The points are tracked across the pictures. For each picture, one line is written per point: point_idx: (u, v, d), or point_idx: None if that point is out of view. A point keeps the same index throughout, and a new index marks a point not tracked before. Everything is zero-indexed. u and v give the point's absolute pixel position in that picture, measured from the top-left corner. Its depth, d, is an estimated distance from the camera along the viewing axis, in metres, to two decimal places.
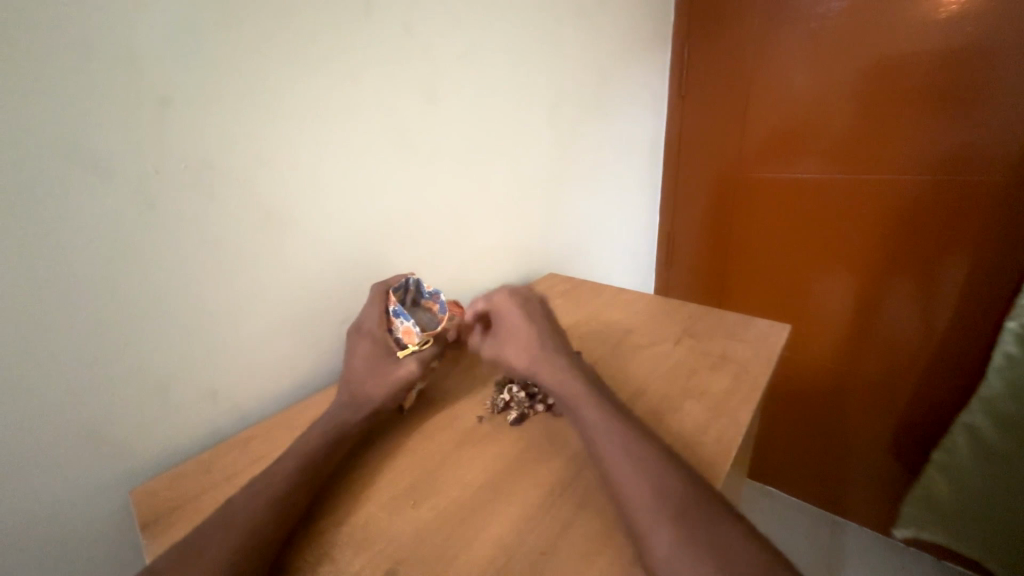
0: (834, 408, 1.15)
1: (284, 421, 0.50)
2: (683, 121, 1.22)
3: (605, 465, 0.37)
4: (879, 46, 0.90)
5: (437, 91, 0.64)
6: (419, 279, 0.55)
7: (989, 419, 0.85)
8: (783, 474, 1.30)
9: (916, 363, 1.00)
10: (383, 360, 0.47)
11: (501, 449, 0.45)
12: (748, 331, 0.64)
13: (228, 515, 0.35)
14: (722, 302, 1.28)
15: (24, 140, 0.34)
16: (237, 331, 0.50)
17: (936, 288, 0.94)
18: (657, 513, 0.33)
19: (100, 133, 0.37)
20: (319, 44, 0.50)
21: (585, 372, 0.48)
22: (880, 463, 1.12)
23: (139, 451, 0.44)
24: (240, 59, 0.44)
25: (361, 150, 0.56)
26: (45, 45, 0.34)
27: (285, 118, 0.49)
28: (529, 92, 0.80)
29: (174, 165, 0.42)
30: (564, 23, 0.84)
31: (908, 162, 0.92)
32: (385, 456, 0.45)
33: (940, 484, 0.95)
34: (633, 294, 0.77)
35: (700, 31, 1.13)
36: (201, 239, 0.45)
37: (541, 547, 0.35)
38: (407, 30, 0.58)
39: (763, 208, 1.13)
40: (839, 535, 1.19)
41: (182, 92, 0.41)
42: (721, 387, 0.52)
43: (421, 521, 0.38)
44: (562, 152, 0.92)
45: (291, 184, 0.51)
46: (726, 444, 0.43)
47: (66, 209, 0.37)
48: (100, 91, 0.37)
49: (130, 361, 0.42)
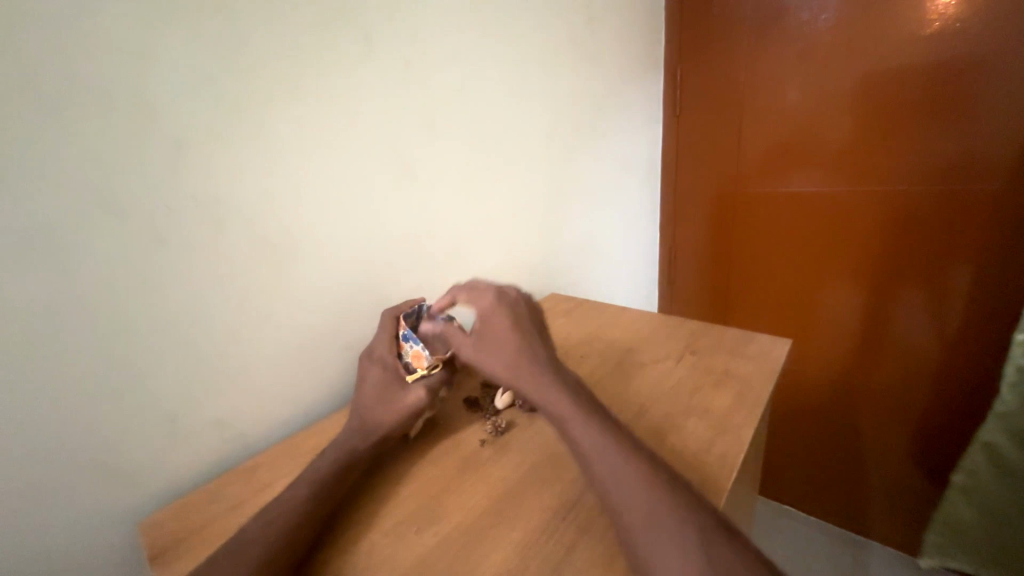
0: (847, 423, 1.12)
1: (288, 450, 0.51)
2: (679, 139, 1.25)
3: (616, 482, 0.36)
4: (865, 66, 0.94)
5: (437, 121, 0.67)
6: (433, 306, 0.55)
7: (1007, 436, 0.82)
8: (799, 493, 1.26)
9: (930, 373, 0.98)
10: (390, 386, 0.48)
11: (504, 472, 0.46)
12: (751, 347, 0.63)
13: (232, 546, 0.35)
14: (727, 317, 1.27)
15: (48, 188, 0.37)
16: (242, 360, 0.51)
17: (945, 295, 0.93)
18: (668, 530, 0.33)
19: (117, 176, 0.40)
20: (323, 86, 0.53)
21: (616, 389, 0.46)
22: (902, 479, 1.08)
23: (144, 484, 0.45)
24: (248, 101, 0.48)
25: (367, 181, 0.59)
26: (65, 103, 0.37)
27: (290, 153, 0.52)
28: (526, 118, 0.83)
29: (183, 202, 0.44)
30: (559, 53, 0.88)
31: (906, 172, 0.93)
32: (391, 483, 0.45)
33: (964, 508, 0.91)
34: (635, 312, 0.78)
35: (692, 54, 1.17)
36: (208, 271, 0.47)
37: (544, 573, 0.35)
38: (407, 66, 0.62)
39: (764, 221, 1.14)
40: (864, 558, 1.14)
41: (195, 135, 0.44)
42: (725, 403, 0.52)
43: (422, 548, 0.38)
44: (562, 170, 0.94)
45: (297, 213, 0.53)
46: (732, 462, 0.43)
47: (80, 249, 0.39)
48: (116, 141, 0.40)
49: (139, 391, 0.44)
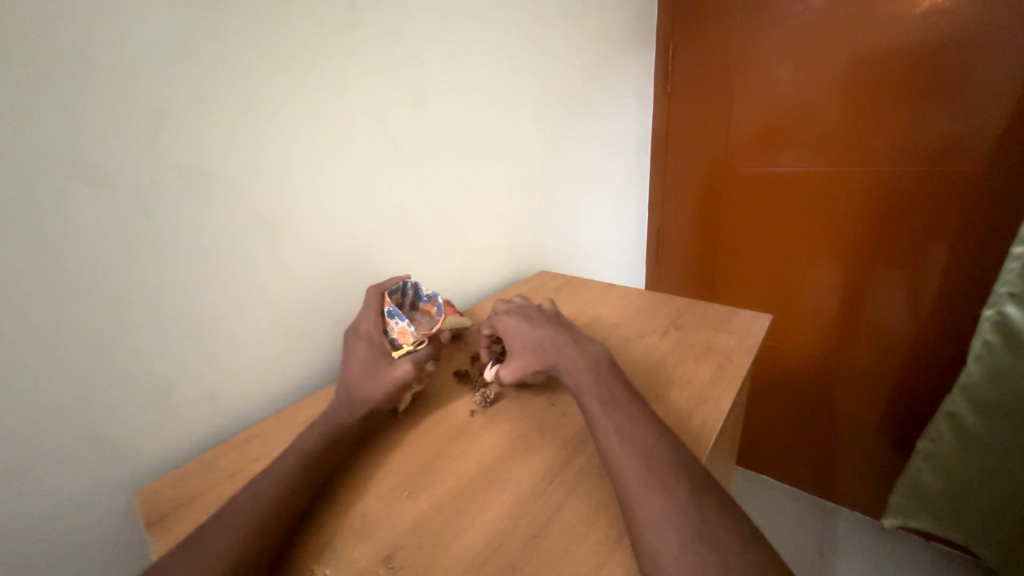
0: (822, 396, 1.18)
1: (281, 421, 0.52)
2: (671, 116, 1.24)
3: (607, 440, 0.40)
4: (860, 43, 0.93)
5: (425, 93, 0.65)
6: (416, 283, 0.57)
7: (970, 406, 0.87)
8: (775, 462, 1.33)
9: (903, 349, 1.03)
10: (377, 360, 0.48)
11: (495, 439, 0.47)
12: (733, 322, 0.66)
13: (231, 511, 0.36)
14: (713, 295, 1.30)
15: (21, 155, 0.35)
16: (233, 333, 0.51)
17: (921, 275, 0.97)
18: (652, 484, 0.35)
19: (95, 142, 0.38)
20: (307, 54, 0.51)
21: (605, 356, 0.50)
22: (870, 448, 1.14)
23: (139, 455, 0.46)
24: (229, 67, 0.45)
25: (356, 153, 0.58)
26: (32, 63, 0.35)
27: (274, 124, 0.50)
28: (517, 92, 0.81)
29: (168, 172, 0.43)
30: (551, 24, 0.86)
31: (892, 153, 0.95)
32: (384, 451, 0.46)
33: (927, 473, 0.97)
34: (622, 289, 0.79)
35: (686, 28, 1.14)
36: (196, 245, 0.46)
37: (534, 530, 0.37)
38: (395, 34, 0.60)
39: (752, 201, 1.15)
40: (831, 521, 1.22)
41: (176, 102, 0.42)
42: (706, 375, 0.54)
43: (417, 509, 0.40)
44: (553, 149, 0.94)
45: (284, 187, 0.52)
46: (711, 428, 0.46)
47: (59, 220, 0.37)
48: (92, 105, 0.38)
49: (131, 365, 0.43)
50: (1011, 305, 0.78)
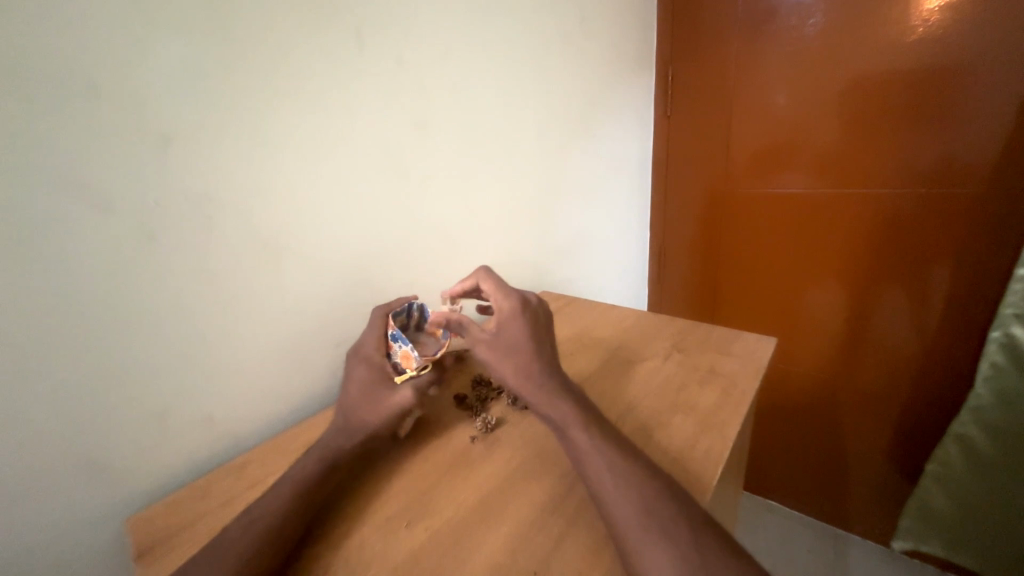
0: (830, 420, 1.16)
1: (278, 446, 0.51)
2: (670, 139, 1.26)
3: (604, 477, 0.38)
4: (854, 69, 0.95)
5: (429, 120, 0.67)
6: (422, 305, 0.56)
7: (980, 428, 0.85)
8: (784, 487, 1.29)
9: (911, 371, 1.01)
10: (378, 384, 0.48)
11: (495, 467, 0.46)
12: (737, 345, 0.65)
13: (222, 544, 0.35)
14: (716, 316, 1.29)
15: (30, 180, 0.36)
16: (231, 355, 0.51)
17: (925, 296, 0.96)
18: (653, 526, 0.34)
19: (104, 168, 0.40)
20: (314, 82, 0.53)
21: (583, 398, 0.45)
22: (881, 474, 1.11)
23: (132, 481, 0.45)
24: (236, 94, 0.47)
25: (360, 176, 0.59)
26: (47, 93, 0.36)
27: (279, 147, 0.51)
28: (518, 118, 0.83)
29: (172, 196, 0.44)
30: (552, 53, 0.89)
31: (891, 175, 0.95)
32: (381, 480, 0.45)
33: (938, 496, 0.94)
34: (624, 311, 0.79)
35: (683, 55, 1.18)
36: (198, 266, 0.46)
37: (535, 565, 0.35)
38: (399, 63, 0.62)
39: (753, 222, 1.16)
40: (844, 550, 1.17)
41: (183, 126, 0.44)
42: (711, 400, 0.53)
43: (413, 543, 0.38)
44: (554, 172, 0.95)
45: (287, 210, 0.53)
46: (716, 456, 0.45)
47: (61, 242, 0.38)
48: (102, 132, 0.39)
49: (126, 386, 0.43)
50: (1017, 325, 0.77)
